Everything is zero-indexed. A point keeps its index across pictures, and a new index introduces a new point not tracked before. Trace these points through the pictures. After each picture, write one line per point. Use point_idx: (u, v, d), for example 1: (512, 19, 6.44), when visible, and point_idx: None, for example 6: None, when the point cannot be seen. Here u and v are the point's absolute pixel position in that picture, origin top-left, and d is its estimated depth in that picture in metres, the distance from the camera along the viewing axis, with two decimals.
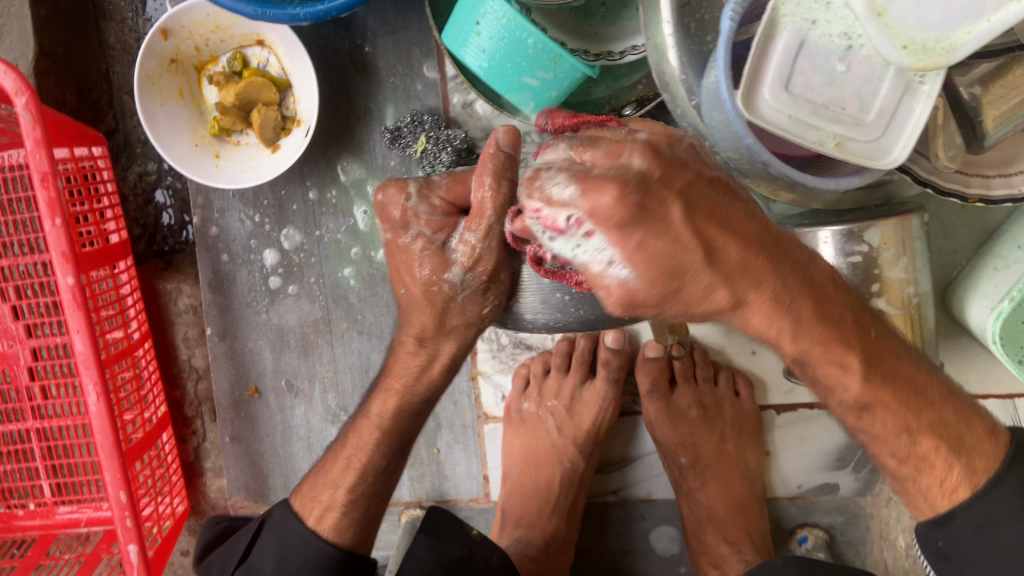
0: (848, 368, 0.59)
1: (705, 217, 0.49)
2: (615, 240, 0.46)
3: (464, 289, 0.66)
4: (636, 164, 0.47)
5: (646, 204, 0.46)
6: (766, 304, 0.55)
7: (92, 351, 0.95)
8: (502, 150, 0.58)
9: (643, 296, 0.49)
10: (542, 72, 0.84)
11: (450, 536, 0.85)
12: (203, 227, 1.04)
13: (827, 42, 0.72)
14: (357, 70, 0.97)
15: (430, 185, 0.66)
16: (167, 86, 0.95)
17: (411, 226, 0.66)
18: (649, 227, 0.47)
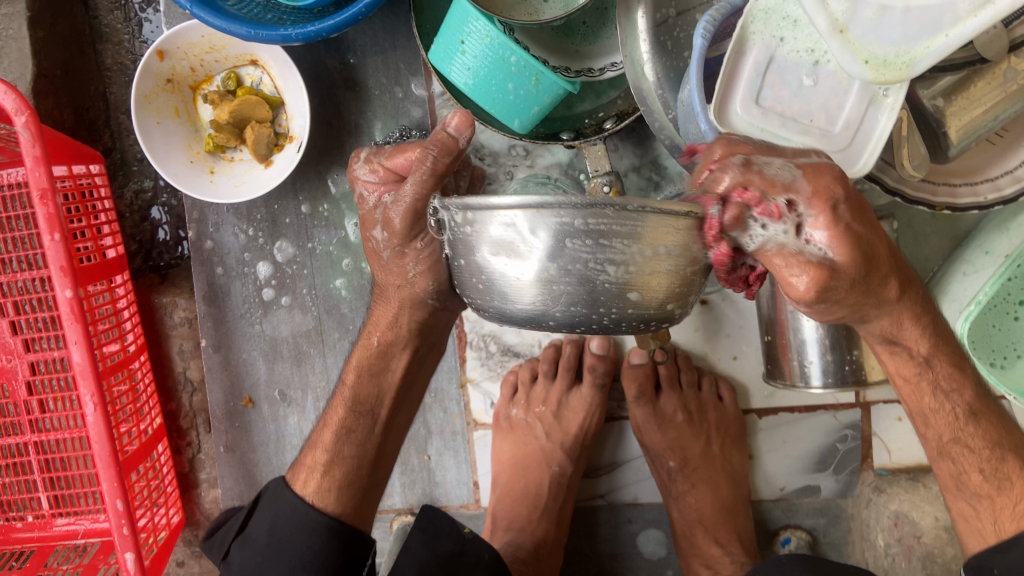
0: (936, 375, 0.70)
1: (859, 238, 0.56)
2: (822, 204, 0.54)
3: (387, 248, 0.74)
4: (806, 184, 0.54)
5: (863, 215, 0.57)
6: (915, 305, 0.65)
7: (90, 363, 0.97)
8: (449, 134, 0.65)
9: (845, 269, 0.56)
10: (525, 88, 0.87)
11: (441, 532, 0.87)
12: (197, 241, 1.06)
13: (795, 58, 0.76)
14: (347, 88, 1.01)
15: (378, 153, 0.75)
16: (163, 104, 0.98)
17: (358, 185, 0.75)
18: (856, 230, 0.55)
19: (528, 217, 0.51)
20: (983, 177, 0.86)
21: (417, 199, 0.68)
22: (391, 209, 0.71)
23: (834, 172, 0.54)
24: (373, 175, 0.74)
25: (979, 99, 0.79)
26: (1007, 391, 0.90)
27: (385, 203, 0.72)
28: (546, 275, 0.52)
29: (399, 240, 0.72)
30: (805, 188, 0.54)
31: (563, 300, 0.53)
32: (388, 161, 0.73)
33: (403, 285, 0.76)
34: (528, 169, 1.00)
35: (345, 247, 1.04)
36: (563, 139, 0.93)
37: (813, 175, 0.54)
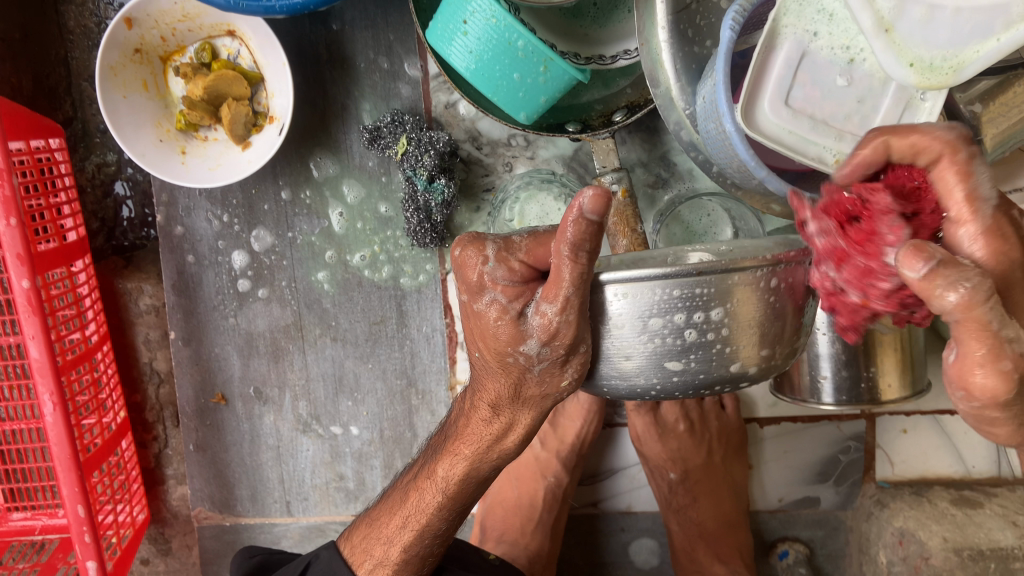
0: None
1: (1014, 310, 0.39)
2: (984, 241, 0.39)
3: (541, 361, 0.55)
4: (986, 212, 0.39)
5: (1008, 289, 0.39)
6: None
7: (49, 358, 0.89)
8: (580, 217, 0.46)
9: (987, 397, 0.38)
10: (531, 76, 0.80)
11: (471, 562, 0.82)
12: (166, 226, 0.98)
13: (828, 55, 0.70)
14: (334, 65, 0.92)
15: (510, 246, 0.53)
16: (130, 77, 0.90)
17: (485, 290, 0.53)
18: (1008, 297, 0.39)
19: (644, 308, 0.53)
20: (1010, 186, 0.81)
21: (564, 327, 0.52)
22: (557, 323, 0.52)
23: (999, 222, 0.39)
24: (510, 277, 0.53)
25: (1019, 104, 0.73)
26: None
27: (539, 310, 0.52)
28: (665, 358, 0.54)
29: (561, 352, 0.54)
30: (990, 215, 0.39)
31: (676, 368, 0.55)
32: (528, 256, 0.53)
33: (549, 394, 0.58)
34: (528, 161, 0.93)
35: (328, 238, 0.97)
36: (569, 131, 0.87)
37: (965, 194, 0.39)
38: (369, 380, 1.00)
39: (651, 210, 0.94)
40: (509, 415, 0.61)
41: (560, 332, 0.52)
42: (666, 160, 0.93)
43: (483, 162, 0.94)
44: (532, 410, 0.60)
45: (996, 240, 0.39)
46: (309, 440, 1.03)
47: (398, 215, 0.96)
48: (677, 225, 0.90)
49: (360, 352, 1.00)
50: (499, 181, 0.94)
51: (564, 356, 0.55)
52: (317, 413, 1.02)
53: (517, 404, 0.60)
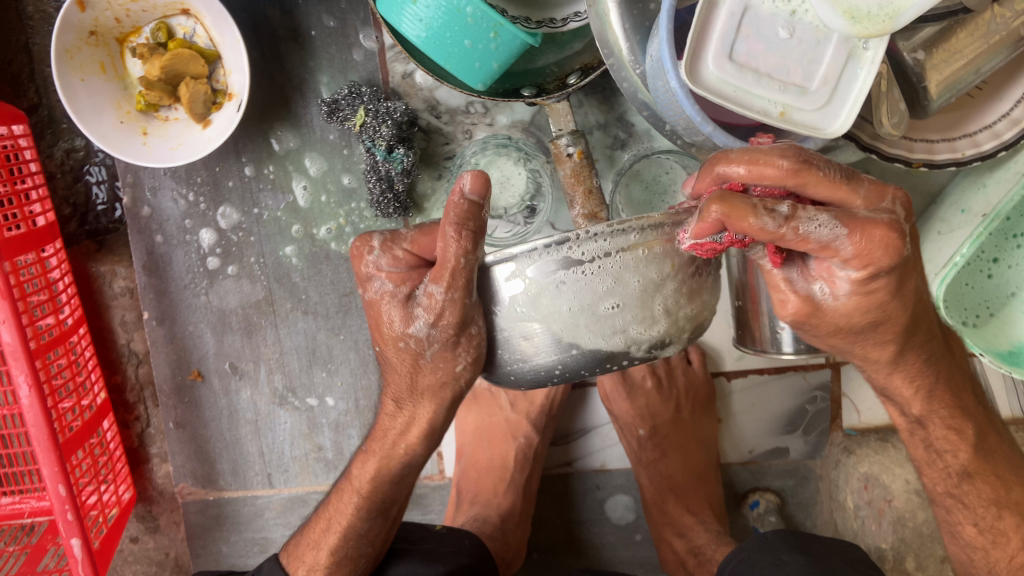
0: (964, 434, 0.64)
1: (884, 295, 0.51)
2: (859, 261, 0.48)
3: (431, 343, 0.59)
4: (849, 244, 0.47)
5: (903, 274, 0.51)
6: (918, 366, 0.60)
7: (21, 342, 0.90)
8: (466, 200, 0.53)
9: (831, 315, 0.53)
10: (482, 42, 0.81)
11: (418, 537, 0.86)
12: (133, 207, 0.99)
13: (770, 8, 0.70)
14: (290, 39, 0.93)
15: (396, 236, 0.59)
16: (86, 60, 0.90)
17: (374, 278, 0.59)
18: (891, 287, 0.51)
19: (552, 289, 0.53)
20: (961, 132, 0.82)
21: (448, 308, 0.56)
22: (442, 302, 0.56)
23: (886, 231, 0.46)
24: (395, 264, 0.59)
25: (962, 50, 0.74)
26: (981, 351, 0.88)
27: (427, 290, 0.57)
28: (574, 342, 0.55)
29: (449, 332, 0.58)
30: (852, 247, 0.47)
31: (577, 345, 0.55)
32: (412, 246, 0.59)
33: (445, 382, 0.62)
34: (487, 127, 0.94)
35: (294, 212, 0.98)
36: (525, 96, 0.88)
37: (853, 230, 0.46)
38: (342, 351, 1.02)
39: (610, 170, 0.95)
40: (412, 408, 0.65)
41: (444, 310, 0.56)
42: (624, 121, 0.94)
43: (442, 131, 0.95)
44: (430, 400, 0.64)
45: (866, 253, 0.47)
46: (286, 413, 1.05)
47: (362, 186, 0.96)
48: (637, 184, 0.92)
49: (332, 324, 1.01)
50: (459, 148, 0.95)
51: (454, 336, 0.58)
52: (293, 386, 1.04)
53: (418, 394, 0.64)
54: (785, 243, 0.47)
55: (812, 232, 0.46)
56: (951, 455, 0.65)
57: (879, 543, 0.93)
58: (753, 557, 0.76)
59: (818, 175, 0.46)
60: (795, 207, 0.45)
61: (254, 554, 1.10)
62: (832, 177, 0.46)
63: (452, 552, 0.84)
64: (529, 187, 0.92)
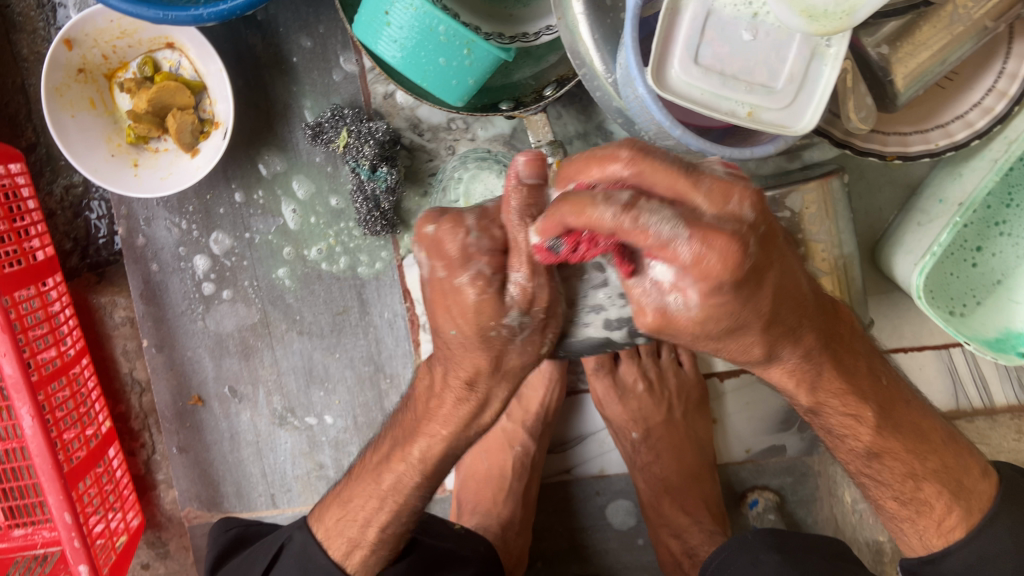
0: (862, 419, 0.65)
1: (732, 303, 0.47)
2: (694, 273, 0.45)
3: (458, 341, 0.57)
4: (688, 244, 0.43)
5: (753, 278, 0.47)
6: (801, 362, 0.59)
7: (22, 374, 0.92)
8: (523, 185, 0.52)
9: (684, 326, 0.49)
10: (456, 59, 0.83)
11: (439, 531, 0.88)
12: (129, 238, 1.01)
13: (733, 12, 0.72)
14: (273, 66, 0.95)
15: (488, 215, 0.54)
16: (77, 96, 0.93)
17: (470, 264, 0.52)
18: (740, 295, 0.47)
19: (624, 264, 0.55)
20: (933, 123, 0.83)
21: (540, 293, 0.54)
22: (529, 290, 0.53)
23: (729, 240, 0.44)
24: (486, 245, 0.53)
25: (926, 42, 0.75)
26: (967, 339, 0.88)
27: (512, 279, 0.53)
28: (636, 320, 0.59)
29: (544, 318, 0.55)
30: (692, 252, 0.43)
31: (650, 330, 0.60)
32: (488, 222, 0.55)
33: (473, 378, 0.59)
34: (469, 142, 0.96)
35: (284, 235, 1.00)
36: (503, 110, 0.89)
37: (703, 235, 0.43)
38: (337, 369, 1.04)
39: None
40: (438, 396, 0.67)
41: (539, 297, 0.54)
42: (603, 129, 0.96)
43: (425, 148, 0.97)
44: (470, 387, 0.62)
45: (705, 265, 0.44)
46: (286, 432, 1.06)
47: (349, 207, 0.98)
48: None
49: (327, 343, 1.03)
50: (442, 164, 0.97)
51: (546, 319, 0.56)
52: (291, 406, 1.06)
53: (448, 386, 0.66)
54: (625, 236, 0.44)
55: (653, 224, 0.43)
56: (853, 437, 0.67)
57: (876, 536, 0.92)
58: (734, 554, 0.77)
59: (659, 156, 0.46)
60: (633, 201, 0.43)
61: None
62: (670, 166, 0.46)
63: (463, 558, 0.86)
64: None
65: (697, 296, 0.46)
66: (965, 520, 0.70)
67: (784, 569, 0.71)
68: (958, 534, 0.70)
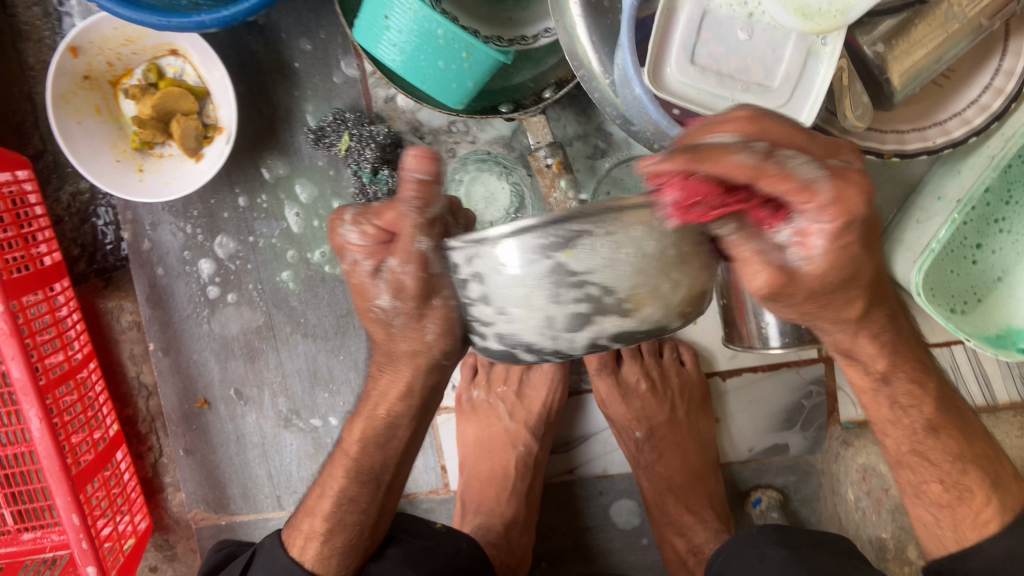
0: (926, 388, 0.67)
1: (856, 250, 0.49)
2: (834, 213, 0.46)
3: (397, 315, 0.57)
4: (827, 186, 0.46)
5: (868, 231, 0.50)
6: (878, 324, 0.61)
7: (30, 377, 0.93)
8: (413, 178, 0.52)
9: (808, 280, 0.51)
10: (455, 62, 0.83)
11: (418, 531, 0.89)
12: (135, 243, 1.02)
13: (728, 12, 0.73)
14: (276, 71, 0.96)
15: (366, 212, 0.56)
16: (82, 103, 0.94)
17: (347, 251, 0.57)
18: (861, 240, 0.50)
19: (525, 269, 0.46)
20: (932, 121, 0.83)
21: (408, 280, 0.54)
22: (400, 277, 0.54)
23: (860, 178, 0.47)
24: (363, 239, 0.55)
25: (922, 40, 0.76)
26: (968, 336, 0.87)
27: (389, 268, 0.55)
28: (549, 328, 0.49)
29: (413, 305, 0.55)
30: (833, 190, 0.46)
31: (595, 329, 0.48)
32: (381, 219, 0.55)
33: (418, 353, 0.60)
34: (470, 144, 0.97)
35: (288, 238, 1.01)
36: (502, 112, 0.91)
37: (838, 178, 0.46)
38: (342, 371, 1.05)
39: (591, 179, 0.97)
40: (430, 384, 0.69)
41: (405, 285, 0.54)
42: (602, 130, 0.96)
43: None
44: (409, 366, 0.62)
45: (846, 198, 0.46)
46: (292, 435, 1.07)
47: None
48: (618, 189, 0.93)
49: (331, 345, 1.04)
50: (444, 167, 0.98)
51: (418, 310, 0.56)
52: (296, 408, 1.06)
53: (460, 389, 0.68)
54: (765, 181, 0.44)
55: (796, 167, 0.45)
56: (916, 411, 0.68)
57: (879, 533, 0.92)
58: (739, 549, 0.77)
59: (773, 124, 0.50)
60: (772, 148, 0.45)
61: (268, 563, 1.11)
62: (787, 129, 0.50)
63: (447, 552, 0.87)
64: (512, 202, 0.94)
65: (822, 247, 0.48)
66: (1000, 515, 0.69)
67: (789, 563, 0.70)
68: (993, 528, 0.69)
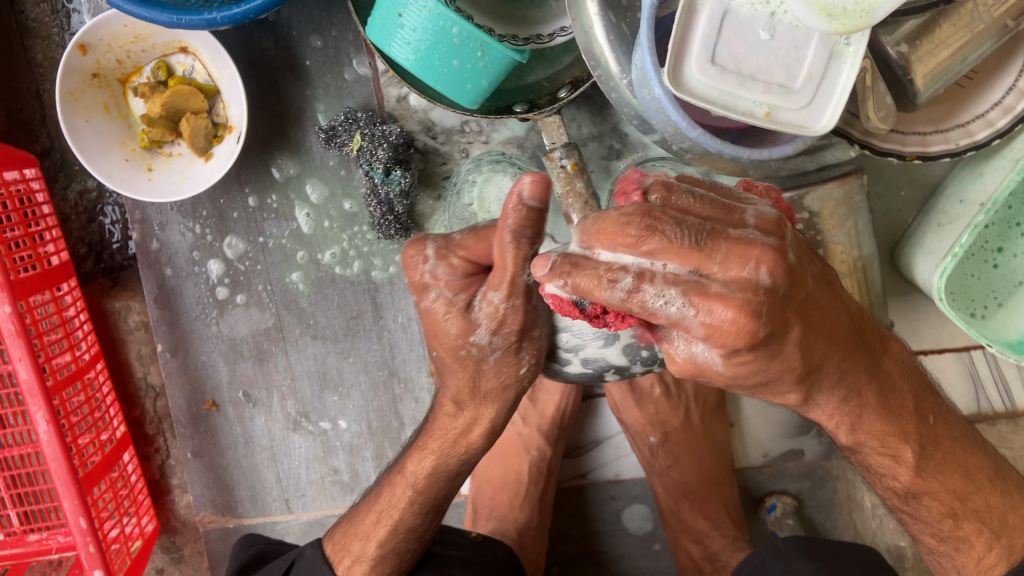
0: (901, 457, 0.64)
1: (754, 363, 0.49)
2: (709, 341, 0.46)
3: (494, 350, 0.63)
4: (728, 306, 0.45)
5: (775, 340, 0.48)
6: (836, 394, 0.58)
7: (37, 379, 0.91)
8: (525, 204, 0.54)
9: (716, 374, 0.50)
10: (470, 61, 0.82)
11: (453, 542, 0.87)
12: (143, 243, 1.01)
13: (750, 11, 0.71)
14: (286, 70, 0.95)
15: (450, 244, 0.62)
16: (90, 101, 0.93)
17: (430, 287, 0.62)
18: (764, 354, 0.49)
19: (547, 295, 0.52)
20: (953, 123, 0.82)
21: (512, 314, 0.61)
22: (503, 309, 0.60)
23: (740, 302, 0.45)
24: (452, 274, 0.61)
25: (946, 41, 0.74)
26: (989, 343, 0.86)
27: (488, 299, 0.60)
28: (584, 328, 0.55)
29: (510, 338, 0.62)
30: (723, 318, 0.45)
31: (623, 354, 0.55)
32: (467, 252, 0.61)
33: (508, 385, 0.65)
34: (483, 145, 0.96)
35: (298, 239, 0.99)
36: (517, 112, 0.89)
37: (706, 305, 0.45)
38: (351, 373, 1.03)
39: (606, 180, 0.96)
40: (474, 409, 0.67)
41: (506, 317, 0.60)
42: (618, 131, 0.95)
43: (439, 151, 0.97)
44: (494, 401, 0.67)
45: (722, 335, 0.46)
46: (301, 437, 1.06)
47: (363, 211, 0.98)
48: None
49: (341, 347, 1.03)
50: (457, 167, 0.97)
51: (515, 341, 0.62)
52: (305, 411, 1.05)
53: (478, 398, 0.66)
54: (720, 230, 0.47)
55: (739, 235, 0.46)
56: (892, 476, 0.66)
57: (897, 541, 0.92)
58: (765, 563, 0.76)
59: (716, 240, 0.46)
60: (642, 279, 0.45)
61: None
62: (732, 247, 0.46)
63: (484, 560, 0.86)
64: None
65: (720, 359, 0.48)
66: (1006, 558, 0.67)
67: None
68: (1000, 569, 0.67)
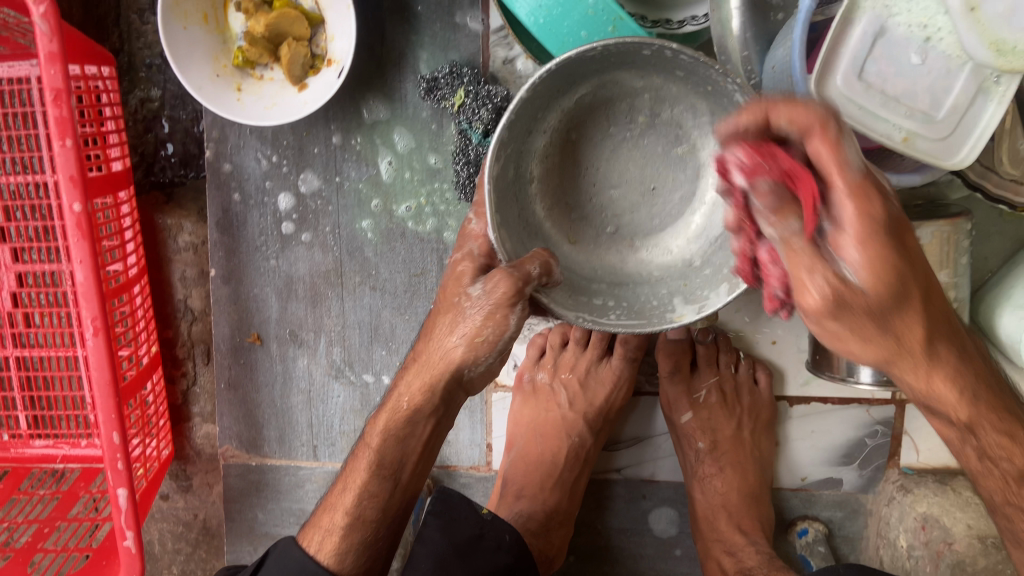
0: (1015, 438, 0.64)
1: (892, 258, 0.48)
2: (857, 236, 0.48)
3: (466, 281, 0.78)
4: (855, 177, 0.48)
5: (897, 233, 0.49)
6: (951, 376, 0.58)
7: (94, 283, 0.88)
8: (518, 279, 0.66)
9: (872, 302, 0.49)
10: (599, 35, 0.79)
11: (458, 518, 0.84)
12: (215, 162, 0.98)
13: (906, 32, 0.69)
14: (395, 12, 0.92)
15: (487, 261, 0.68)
16: (192, 9, 0.89)
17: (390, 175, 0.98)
18: (894, 247, 0.48)
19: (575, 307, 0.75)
20: None
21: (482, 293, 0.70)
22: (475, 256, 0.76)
23: (875, 208, 0.48)
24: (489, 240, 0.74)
25: None
26: None
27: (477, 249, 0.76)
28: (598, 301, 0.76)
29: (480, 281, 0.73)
30: (851, 208, 0.48)
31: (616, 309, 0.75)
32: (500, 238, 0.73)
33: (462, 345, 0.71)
34: None
35: (375, 186, 0.97)
36: None
37: (858, 201, 0.48)
38: (404, 331, 1.01)
39: None
40: None
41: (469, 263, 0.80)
42: None
43: None
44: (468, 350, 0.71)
45: (865, 213, 0.48)
46: (340, 386, 1.04)
47: (448, 168, 0.95)
48: None
49: (398, 302, 1.00)
50: None
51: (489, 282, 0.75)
52: (350, 360, 1.03)
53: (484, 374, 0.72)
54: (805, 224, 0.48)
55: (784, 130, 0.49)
56: (1007, 460, 0.65)
57: None
58: None
59: (825, 141, 0.47)
60: (800, 220, 0.48)
61: (288, 524, 1.10)
62: (822, 138, 0.47)
63: (489, 547, 0.83)
64: None
65: (862, 251, 0.48)
66: None
67: None
68: None
